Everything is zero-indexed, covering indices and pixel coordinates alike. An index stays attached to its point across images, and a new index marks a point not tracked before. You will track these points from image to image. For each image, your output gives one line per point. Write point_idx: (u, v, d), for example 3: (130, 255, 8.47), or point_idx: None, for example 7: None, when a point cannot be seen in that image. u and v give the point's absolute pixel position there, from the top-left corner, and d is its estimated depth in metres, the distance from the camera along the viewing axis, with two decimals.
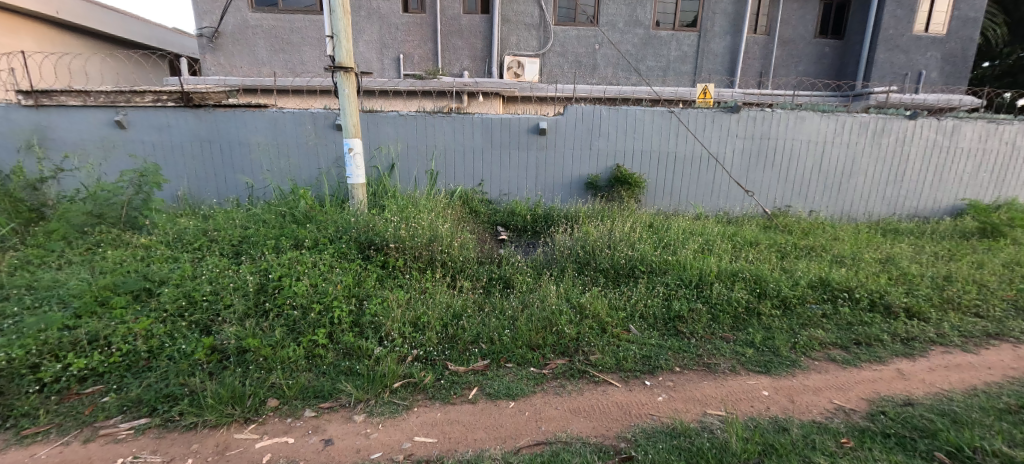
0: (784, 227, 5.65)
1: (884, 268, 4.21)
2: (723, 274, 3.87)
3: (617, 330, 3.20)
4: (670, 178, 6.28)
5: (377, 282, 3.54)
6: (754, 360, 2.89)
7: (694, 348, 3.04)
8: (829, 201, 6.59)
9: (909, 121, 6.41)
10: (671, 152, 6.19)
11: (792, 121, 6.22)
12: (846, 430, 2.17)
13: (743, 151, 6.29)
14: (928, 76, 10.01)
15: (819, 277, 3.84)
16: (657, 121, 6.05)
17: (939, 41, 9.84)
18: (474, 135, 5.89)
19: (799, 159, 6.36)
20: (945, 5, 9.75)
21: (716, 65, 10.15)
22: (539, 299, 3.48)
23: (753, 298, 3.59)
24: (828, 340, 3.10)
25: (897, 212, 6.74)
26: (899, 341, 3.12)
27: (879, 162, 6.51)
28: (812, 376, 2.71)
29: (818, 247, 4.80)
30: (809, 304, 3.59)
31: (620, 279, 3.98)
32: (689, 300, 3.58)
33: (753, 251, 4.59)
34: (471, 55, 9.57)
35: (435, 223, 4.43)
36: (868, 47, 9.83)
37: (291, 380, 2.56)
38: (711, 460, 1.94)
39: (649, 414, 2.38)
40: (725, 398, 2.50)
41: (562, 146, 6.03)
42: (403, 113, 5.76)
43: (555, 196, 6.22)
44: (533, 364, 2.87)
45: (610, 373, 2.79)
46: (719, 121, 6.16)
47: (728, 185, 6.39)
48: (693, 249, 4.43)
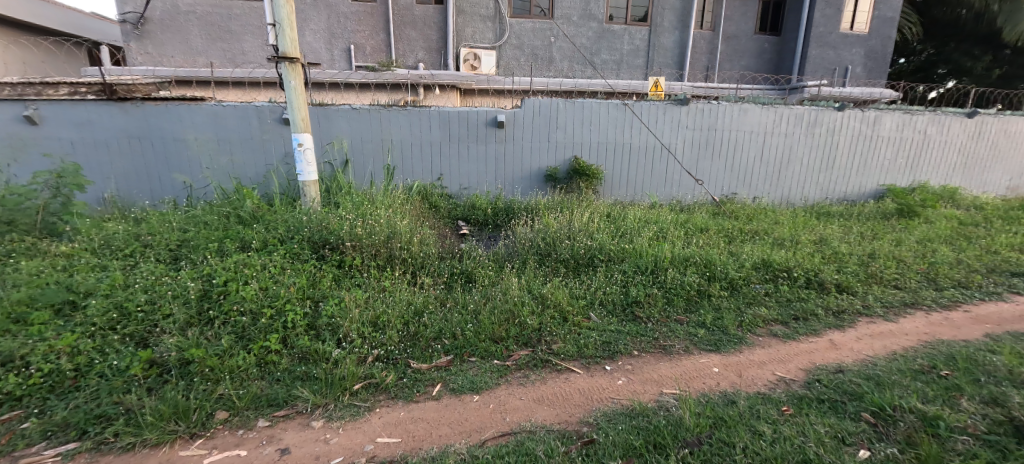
0: (731, 214, 5.96)
1: (818, 248, 4.56)
2: (676, 260, 4.04)
3: (578, 318, 3.27)
4: (626, 169, 6.47)
5: (333, 283, 3.41)
6: (705, 340, 3.05)
7: (651, 332, 3.16)
8: (770, 188, 7.02)
9: (838, 113, 6.93)
10: (626, 144, 6.36)
11: (736, 112, 6.57)
12: (786, 399, 2.34)
13: (693, 142, 6.56)
14: (854, 70, 10.83)
15: (762, 258, 4.10)
16: (612, 113, 6.21)
17: (862, 39, 10.67)
18: (432, 129, 5.78)
19: (743, 148, 6.73)
20: (867, 6, 10.58)
21: (667, 59, 10.48)
22: (501, 291, 3.49)
23: (704, 281, 3.78)
24: (770, 317, 3.32)
25: (830, 196, 7.30)
26: (832, 314, 3.40)
27: (813, 151, 7.00)
28: (757, 351, 2.90)
29: (761, 231, 5.11)
30: (754, 284, 3.82)
31: (580, 269, 4.06)
32: (645, 286, 3.72)
33: (703, 236, 4.83)
34: (426, 46, 9.35)
35: (392, 220, 4.32)
36: (801, 43, 10.51)
37: (241, 390, 2.43)
38: (667, 436, 2.03)
39: (609, 398, 2.45)
40: (680, 377, 2.63)
41: (520, 139, 6.05)
42: (357, 107, 5.56)
43: (515, 189, 6.24)
44: (496, 356, 2.88)
45: (572, 361, 2.85)
46: (670, 112, 6.38)
47: (680, 175, 6.66)
48: (648, 237, 4.59)
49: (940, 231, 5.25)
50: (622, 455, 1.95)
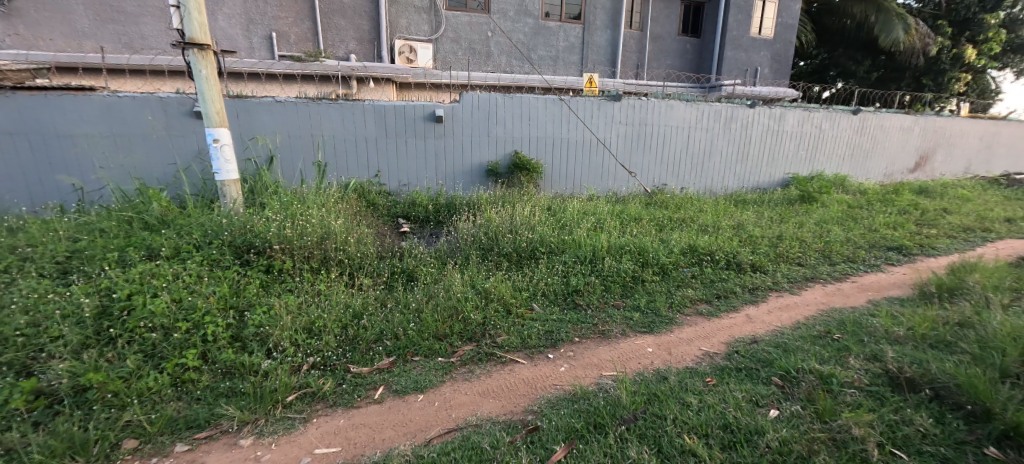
0: (662, 203, 6.34)
1: (736, 233, 4.99)
2: (612, 248, 4.23)
3: (521, 310, 3.32)
4: (564, 163, 6.63)
5: (261, 290, 3.17)
6: (640, 322, 3.23)
7: (590, 319, 3.29)
8: (695, 178, 7.56)
9: (751, 109, 7.61)
10: (564, 138, 6.53)
11: (663, 108, 6.98)
12: (711, 370, 2.55)
13: (626, 136, 6.88)
14: (763, 71, 11.92)
15: (689, 244, 4.41)
16: (550, 108, 6.33)
17: (769, 42, 11.76)
18: (367, 124, 5.54)
19: (671, 142, 7.17)
20: (772, 12, 11.64)
21: (600, 56, 10.85)
22: (444, 288, 3.44)
23: (638, 267, 4.00)
24: (697, 297, 3.60)
25: (745, 185, 8.01)
26: (749, 291, 3.75)
27: (731, 144, 7.63)
28: (685, 329, 3.13)
29: (688, 219, 5.49)
30: (682, 268, 4.11)
31: (523, 262, 4.12)
32: (584, 275, 3.86)
33: (637, 226, 5.09)
34: (357, 37, 8.90)
35: (326, 219, 4.09)
36: (718, 45, 11.37)
37: (154, 414, 2.19)
38: (606, 416, 2.13)
39: (552, 385, 2.52)
40: (617, 359, 2.76)
41: (460, 134, 5.98)
42: (282, 100, 5.18)
43: (456, 185, 6.16)
44: (440, 354, 2.84)
45: (516, 352, 2.89)
46: (604, 108, 6.63)
47: (615, 168, 6.96)
48: (586, 228, 4.74)
49: (833, 214, 5.97)
50: (565, 438, 2.02)
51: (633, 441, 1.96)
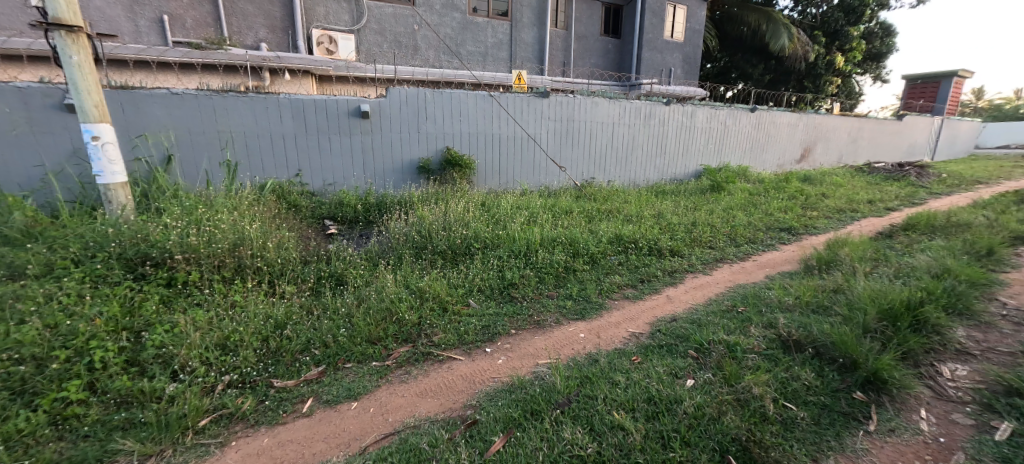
0: (590, 196, 6.63)
1: (656, 221, 5.36)
2: (545, 241, 4.35)
3: (458, 307, 3.30)
4: (496, 159, 6.67)
5: (161, 306, 2.83)
6: (573, 310, 3.37)
7: (525, 310, 3.36)
8: (620, 172, 7.99)
9: (666, 107, 8.19)
10: (495, 134, 6.56)
11: (589, 105, 7.27)
12: (637, 349, 2.74)
13: (555, 132, 7.08)
14: (676, 71, 12.86)
15: (615, 233, 4.66)
16: (480, 104, 6.32)
17: (680, 45, 12.71)
18: (283, 119, 5.14)
19: (597, 138, 7.51)
20: (682, 18, 12.58)
21: (528, 53, 11.01)
22: (376, 291, 3.31)
23: (570, 258, 4.15)
24: (623, 282, 3.82)
25: (664, 177, 8.63)
26: (669, 274, 4.05)
27: (650, 139, 8.16)
28: (614, 313, 3.32)
29: (614, 210, 5.80)
30: (609, 256, 4.33)
31: (458, 258, 4.09)
32: (519, 268, 3.92)
33: (568, 218, 5.27)
34: (268, 25, 8.19)
35: (239, 223, 3.75)
36: (636, 46, 12.07)
37: (28, 460, 1.87)
38: (542, 402, 2.20)
39: (491, 378, 2.55)
40: (552, 347, 2.86)
41: (388, 130, 5.76)
42: (179, 92, 4.63)
43: (387, 183, 5.93)
44: (375, 358, 2.74)
45: (454, 349, 2.87)
46: (533, 104, 6.76)
47: (546, 162, 7.14)
48: (520, 222, 4.82)
49: (738, 201, 6.64)
50: (503, 428, 2.06)
51: (568, 423, 2.05)
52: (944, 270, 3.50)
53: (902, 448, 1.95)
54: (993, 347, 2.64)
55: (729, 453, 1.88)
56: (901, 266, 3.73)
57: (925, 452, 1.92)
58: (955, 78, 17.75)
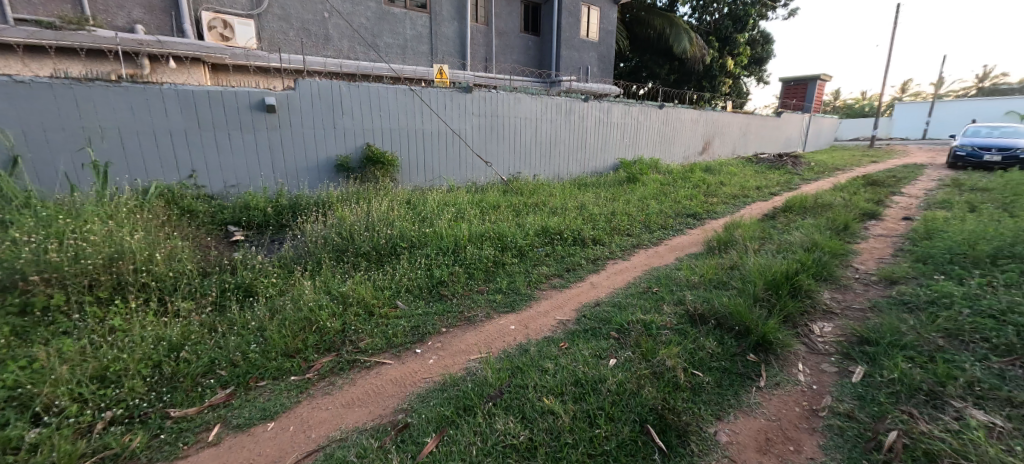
0: (517, 190, 6.74)
1: (579, 212, 5.60)
2: (474, 236, 4.34)
3: (385, 310, 3.17)
4: (421, 155, 6.50)
5: (13, 339, 2.37)
6: (502, 302, 3.42)
7: (456, 307, 3.34)
8: (545, 166, 8.21)
9: (585, 103, 8.56)
10: (418, 129, 6.38)
11: (512, 101, 7.36)
12: (564, 335, 2.86)
13: (480, 127, 7.07)
14: (592, 70, 13.49)
15: (541, 226, 4.78)
16: (400, 98, 6.10)
17: (595, 45, 13.34)
18: (169, 114, 4.54)
19: (521, 133, 7.64)
20: (596, 19, 13.20)
21: (449, 48, 10.82)
22: (291, 300, 3.07)
23: (499, 252, 4.19)
24: (551, 272, 3.95)
25: (586, 170, 9.03)
26: (592, 262, 4.26)
27: (571, 134, 8.48)
28: (542, 303, 3.42)
29: (540, 203, 5.96)
30: (537, 248, 4.45)
31: (383, 259, 3.94)
32: (448, 266, 3.87)
33: (495, 213, 5.31)
34: (145, 4, 7.13)
35: (118, 234, 3.25)
36: (555, 44, 12.43)
37: None
38: (474, 397, 2.21)
39: (422, 379, 2.50)
40: (484, 342, 2.87)
41: (298, 125, 5.34)
42: (26, 80, 3.89)
43: (301, 183, 5.50)
44: (293, 372, 2.54)
45: (382, 353, 2.76)
46: (456, 100, 6.68)
47: (471, 158, 7.10)
48: (448, 219, 4.76)
49: (651, 191, 7.17)
50: (436, 428, 2.04)
51: (500, 414, 2.08)
52: (814, 244, 4.10)
53: (785, 398, 2.27)
54: (850, 305, 3.15)
55: (648, 423, 2.04)
56: (782, 242, 4.29)
57: (801, 400, 2.25)
58: (819, 81, 20.73)
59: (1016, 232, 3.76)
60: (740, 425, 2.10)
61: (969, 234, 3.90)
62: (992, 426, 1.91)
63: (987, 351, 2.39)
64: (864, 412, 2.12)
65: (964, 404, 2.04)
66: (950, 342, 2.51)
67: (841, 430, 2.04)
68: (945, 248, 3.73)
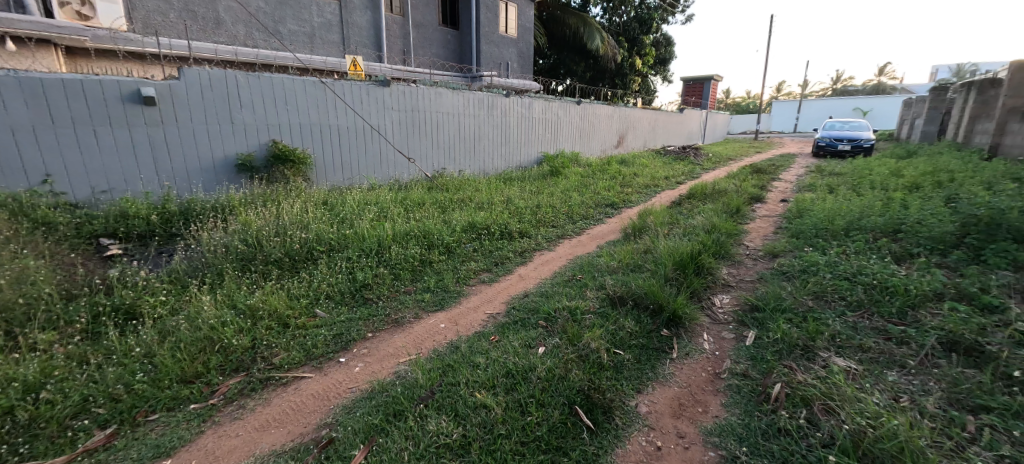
0: (442, 186, 6.63)
1: (506, 206, 5.66)
2: (398, 236, 4.18)
3: (302, 320, 2.94)
4: (337, 153, 6.10)
5: None
6: (431, 302, 3.34)
7: (382, 310, 3.20)
8: (470, 161, 8.16)
9: (506, 98, 8.63)
10: (331, 125, 5.98)
11: (432, 96, 7.19)
12: (494, 329, 2.88)
13: (400, 123, 6.81)
14: (512, 66, 13.65)
15: (468, 221, 4.75)
16: (308, 91, 5.66)
17: (514, 41, 13.50)
18: (10, 107, 3.77)
19: (444, 128, 7.50)
20: (514, 16, 13.34)
21: (363, 39, 10.22)
22: (188, 319, 2.73)
23: (425, 250, 4.09)
24: (480, 267, 3.95)
25: (510, 165, 9.14)
26: (519, 254, 4.34)
27: (494, 129, 8.51)
28: (471, 298, 3.42)
29: (466, 198, 5.92)
30: (465, 244, 4.41)
31: (298, 265, 3.64)
32: (371, 267, 3.70)
33: (420, 210, 5.17)
34: None
35: None
36: (474, 39, 12.35)
37: None
38: (404, 401, 2.15)
39: (348, 389, 2.36)
40: (413, 343, 2.80)
41: (187, 120, 4.73)
42: None
43: (194, 185, 4.88)
44: (192, 400, 2.26)
45: (302, 367, 2.57)
46: (373, 93, 6.37)
47: (393, 154, 6.82)
48: (369, 219, 4.54)
49: (572, 183, 7.46)
50: (364, 439, 1.95)
51: (432, 415, 2.04)
52: (713, 226, 4.57)
53: (693, 366, 2.51)
54: (742, 278, 3.57)
55: (576, 404, 2.13)
56: (687, 226, 4.72)
57: (707, 366, 2.50)
58: (713, 80, 23.05)
59: (863, 208, 4.52)
60: (657, 396, 2.28)
61: (830, 211, 4.61)
62: (848, 370, 2.28)
63: (844, 307, 2.85)
64: (756, 370, 2.41)
65: (829, 354, 2.42)
66: (818, 302, 2.96)
67: (739, 387, 2.31)
68: (812, 224, 4.37)
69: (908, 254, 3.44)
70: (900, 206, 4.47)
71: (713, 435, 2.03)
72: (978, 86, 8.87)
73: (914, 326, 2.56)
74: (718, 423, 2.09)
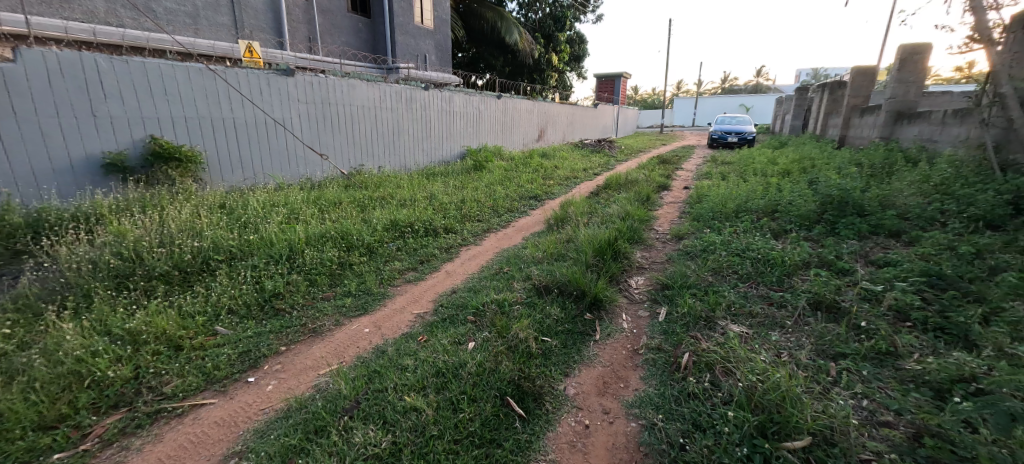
0: (360, 184, 6.28)
1: (429, 202, 5.52)
2: (311, 239, 3.87)
3: (199, 339, 2.60)
4: (234, 150, 5.46)
5: None
6: (353, 307, 3.15)
7: (297, 320, 2.95)
8: (389, 157, 7.81)
9: (425, 92, 8.39)
10: (225, 118, 5.34)
11: (344, 87, 6.74)
12: (422, 329, 2.80)
13: (308, 116, 6.30)
14: (429, 58, 13.29)
15: (390, 220, 4.55)
16: (193, 79, 4.99)
17: (430, 33, 13.13)
18: None
19: (359, 122, 7.09)
20: (429, 6, 12.94)
21: (260, 23, 9.23)
22: (44, 353, 2.28)
23: (343, 252, 3.84)
24: (404, 267, 3.81)
25: (433, 160, 8.93)
26: (445, 251, 4.26)
27: (415, 123, 8.24)
28: (396, 299, 3.28)
29: (387, 195, 5.67)
30: (387, 244, 4.22)
31: (192, 278, 3.22)
32: (282, 275, 3.39)
33: (336, 210, 4.85)
34: None
35: None
36: (388, 28, 11.79)
37: None
38: (326, 416, 2.01)
39: (261, 410, 2.15)
40: (334, 352, 2.62)
41: (30, 112, 3.91)
42: None
43: (47, 191, 4.08)
44: (56, 449, 1.90)
45: (201, 393, 2.28)
46: (274, 84, 5.80)
47: (302, 151, 6.29)
48: (278, 222, 4.15)
49: (496, 177, 7.50)
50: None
51: (358, 426, 1.94)
52: (627, 214, 4.88)
53: (616, 346, 2.66)
54: (654, 260, 3.87)
55: (507, 395, 2.16)
56: (604, 214, 4.98)
57: (626, 345, 2.66)
58: (622, 77, 24.58)
59: (749, 192, 5.13)
60: (583, 377, 2.39)
61: (723, 196, 5.17)
62: (742, 335, 2.57)
63: (737, 280, 3.22)
64: (668, 343, 2.63)
65: (726, 322, 2.71)
66: (716, 277, 3.31)
67: (654, 361, 2.50)
68: (709, 208, 4.86)
69: (784, 230, 3.98)
70: (777, 190, 5.15)
71: (633, 407, 2.17)
72: (830, 87, 10.47)
73: (789, 291, 2.97)
74: (638, 395, 2.25)
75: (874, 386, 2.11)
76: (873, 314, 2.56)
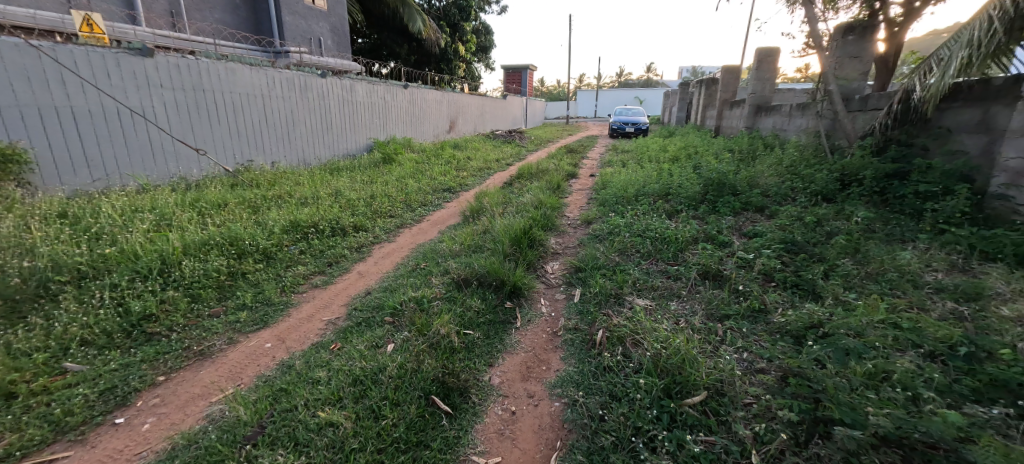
0: (248, 182, 5.60)
1: (334, 199, 5.11)
2: (192, 247, 3.35)
3: (40, 381, 2.11)
4: (76, 146, 4.50)
5: None
6: (249, 321, 2.80)
7: (178, 343, 2.53)
8: (284, 151, 7.06)
9: (322, 79, 7.69)
10: (60, 106, 4.36)
11: (221, 72, 5.91)
12: (335, 336, 2.60)
13: (176, 105, 5.42)
14: (324, 42, 12.25)
15: (290, 220, 4.12)
16: (7, 56, 3.99)
17: (324, 15, 12.06)
18: None
19: (243, 112, 6.29)
20: None
21: None
22: None
23: (233, 260, 3.39)
24: (309, 271, 3.49)
25: (336, 154, 8.28)
26: (356, 251, 3.98)
27: (312, 114, 7.54)
28: (302, 307, 2.99)
29: (284, 193, 5.13)
30: (287, 247, 3.82)
31: (28, 306, 2.60)
32: (156, 291, 2.89)
33: (221, 213, 4.26)
34: None
35: None
36: (273, 7, 10.56)
37: None
38: (223, 446, 1.77)
39: (137, 455, 1.83)
40: (229, 374, 2.31)
41: None
42: None
43: None
44: None
45: (49, 447, 1.86)
46: (125, 65, 4.88)
47: (171, 146, 5.40)
48: (146, 230, 3.52)
49: (406, 170, 7.20)
50: None
51: (264, 452, 1.73)
52: (540, 202, 5.01)
53: (537, 331, 2.72)
54: (567, 245, 4.03)
55: (432, 394, 2.09)
56: (518, 204, 5.06)
57: (546, 330, 2.73)
58: (528, 70, 25.13)
59: (646, 178, 5.58)
60: (507, 365, 2.41)
61: (625, 182, 5.56)
62: (646, 308, 2.79)
63: (639, 258, 3.49)
64: (584, 322, 2.76)
65: (633, 297, 2.93)
66: (623, 256, 3.55)
67: (572, 341, 2.60)
68: (613, 193, 5.20)
69: (676, 210, 4.40)
70: (669, 174, 5.67)
71: (556, 388, 2.24)
72: (707, 82, 11.78)
73: (683, 264, 3.30)
74: (559, 376, 2.32)
75: (751, 339, 2.43)
76: (748, 278, 2.95)
